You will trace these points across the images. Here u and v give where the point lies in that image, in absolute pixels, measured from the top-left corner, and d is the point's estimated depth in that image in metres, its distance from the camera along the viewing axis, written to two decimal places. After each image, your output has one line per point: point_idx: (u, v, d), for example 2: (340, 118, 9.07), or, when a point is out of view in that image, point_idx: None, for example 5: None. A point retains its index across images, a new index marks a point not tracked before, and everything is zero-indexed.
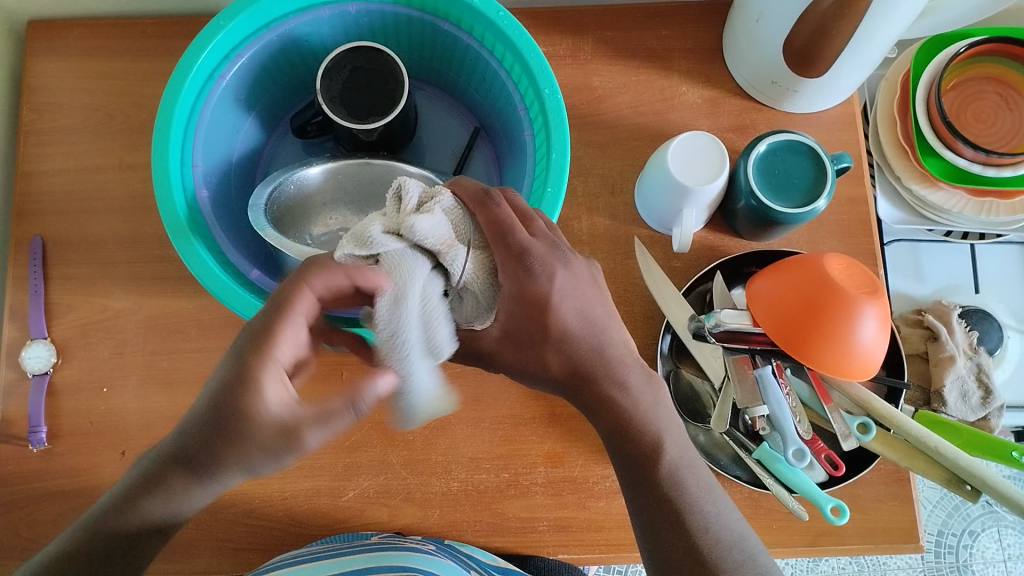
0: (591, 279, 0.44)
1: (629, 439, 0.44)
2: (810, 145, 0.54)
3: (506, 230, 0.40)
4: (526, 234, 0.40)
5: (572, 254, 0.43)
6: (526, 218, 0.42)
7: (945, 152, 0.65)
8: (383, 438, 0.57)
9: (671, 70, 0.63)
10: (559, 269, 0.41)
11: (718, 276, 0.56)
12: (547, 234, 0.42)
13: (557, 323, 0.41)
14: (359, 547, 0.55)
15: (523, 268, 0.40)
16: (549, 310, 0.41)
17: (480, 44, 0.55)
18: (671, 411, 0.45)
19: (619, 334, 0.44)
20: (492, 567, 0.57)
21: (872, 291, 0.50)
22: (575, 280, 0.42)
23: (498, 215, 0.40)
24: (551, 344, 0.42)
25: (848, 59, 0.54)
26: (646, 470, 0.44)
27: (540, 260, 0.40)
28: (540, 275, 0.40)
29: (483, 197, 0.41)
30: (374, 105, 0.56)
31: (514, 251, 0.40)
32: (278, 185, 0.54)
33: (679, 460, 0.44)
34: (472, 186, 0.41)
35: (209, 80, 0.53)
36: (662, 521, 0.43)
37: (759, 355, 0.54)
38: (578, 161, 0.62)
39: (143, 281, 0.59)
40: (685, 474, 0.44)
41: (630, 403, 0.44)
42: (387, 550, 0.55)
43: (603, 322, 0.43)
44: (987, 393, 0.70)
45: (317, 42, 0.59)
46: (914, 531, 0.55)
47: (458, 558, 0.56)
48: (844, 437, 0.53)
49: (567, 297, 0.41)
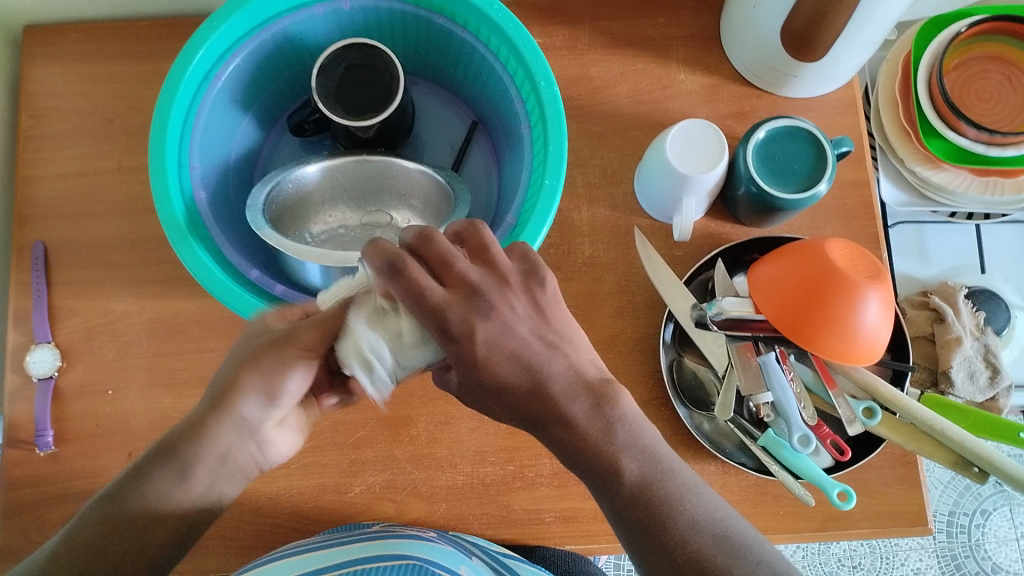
0: (532, 310, 0.39)
1: (590, 458, 0.40)
2: (809, 130, 0.54)
3: (420, 296, 0.36)
4: (439, 292, 0.37)
5: (502, 292, 0.38)
6: (447, 262, 0.38)
7: (946, 132, 0.65)
8: (388, 433, 0.57)
9: (669, 58, 0.63)
10: (481, 325, 0.37)
11: (720, 263, 0.56)
12: (469, 277, 0.38)
13: (493, 375, 0.38)
14: (357, 536, 0.53)
15: (443, 331, 0.37)
16: (482, 365, 0.38)
17: (474, 38, 0.55)
18: (632, 424, 0.41)
19: (564, 363, 0.40)
20: (495, 552, 0.56)
21: (873, 275, 0.50)
22: (502, 326, 0.38)
23: (411, 280, 0.36)
24: (492, 396, 0.39)
25: (846, 42, 0.53)
26: (614, 488, 0.41)
27: (458, 316, 0.37)
28: (457, 333, 0.37)
29: (391, 264, 0.37)
30: (370, 102, 0.56)
31: (433, 316, 0.37)
32: (276, 185, 0.53)
33: (648, 475, 0.41)
34: (381, 250, 0.37)
35: (205, 81, 0.53)
36: (646, 531, 0.41)
37: (761, 342, 0.53)
38: (576, 152, 0.61)
39: (145, 283, 0.60)
40: (665, 483, 0.41)
41: (581, 434, 0.40)
42: (384, 540, 0.52)
43: (546, 356, 0.39)
44: (995, 372, 0.70)
45: (313, 40, 0.59)
46: (922, 514, 0.55)
47: (459, 546, 0.54)
48: (850, 422, 0.53)
49: (496, 344, 0.38)
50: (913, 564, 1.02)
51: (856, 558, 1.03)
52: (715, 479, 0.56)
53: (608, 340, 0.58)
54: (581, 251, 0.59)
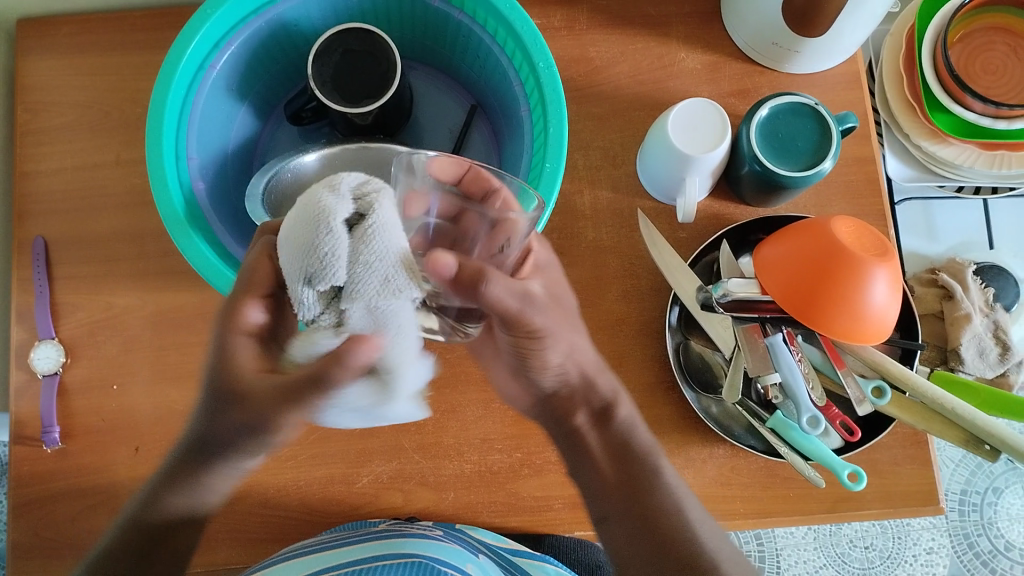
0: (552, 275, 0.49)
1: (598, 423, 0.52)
2: (814, 106, 0.53)
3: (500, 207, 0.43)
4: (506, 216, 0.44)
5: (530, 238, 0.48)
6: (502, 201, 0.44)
7: (953, 107, 0.64)
8: (394, 423, 0.56)
9: (669, 36, 0.62)
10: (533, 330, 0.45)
11: (725, 245, 0.55)
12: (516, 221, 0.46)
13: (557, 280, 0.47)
14: (365, 535, 0.53)
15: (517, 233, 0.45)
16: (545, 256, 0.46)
17: (471, 21, 0.54)
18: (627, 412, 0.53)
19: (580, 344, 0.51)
20: (502, 549, 0.56)
21: (880, 252, 0.49)
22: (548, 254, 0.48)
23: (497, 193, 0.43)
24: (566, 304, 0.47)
25: (849, 16, 0.53)
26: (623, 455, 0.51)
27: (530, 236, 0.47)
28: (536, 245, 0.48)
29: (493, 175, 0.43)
30: (367, 88, 0.55)
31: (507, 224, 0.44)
32: (274, 174, 0.53)
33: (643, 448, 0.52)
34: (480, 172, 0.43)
35: (199, 70, 0.52)
36: (637, 502, 0.50)
37: (769, 323, 0.53)
38: (577, 135, 0.61)
39: (146, 277, 0.59)
40: (655, 460, 0.51)
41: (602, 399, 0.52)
42: (391, 539, 0.52)
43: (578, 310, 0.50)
44: (1004, 349, 0.69)
45: (307, 26, 0.58)
46: (934, 493, 0.55)
47: (466, 543, 0.54)
48: (859, 402, 0.52)
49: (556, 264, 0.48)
50: (925, 542, 1.02)
51: (868, 538, 1.03)
52: (724, 461, 0.55)
53: (614, 324, 0.57)
54: (584, 235, 0.59)
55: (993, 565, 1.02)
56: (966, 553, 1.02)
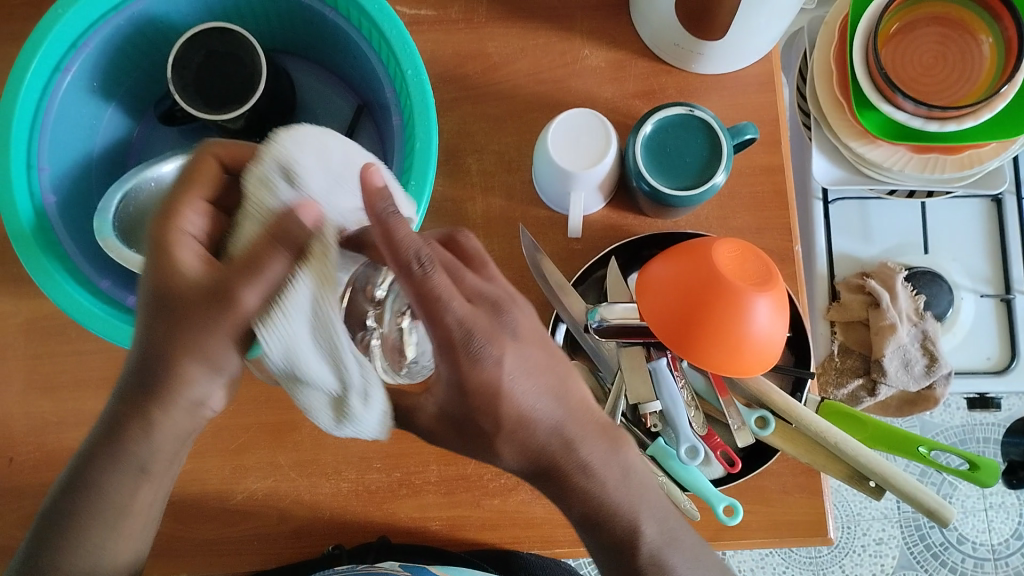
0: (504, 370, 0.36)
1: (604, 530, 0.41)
2: (705, 119, 0.50)
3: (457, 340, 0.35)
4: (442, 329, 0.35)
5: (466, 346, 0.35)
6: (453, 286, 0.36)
7: (883, 106, 0.59)
8: (270, 440, 0.54)
9: (573, 32, 0.58)
10: (508, 341, 0.36)
11: (612, 263, 0.52)
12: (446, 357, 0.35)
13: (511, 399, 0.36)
14: None
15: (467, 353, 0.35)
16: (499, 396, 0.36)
17: (345, 21, 0.51)
18: (643, 476, 0.42)
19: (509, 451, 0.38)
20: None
21: (762, 281, 0.46)
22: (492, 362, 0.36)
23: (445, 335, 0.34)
24: (502, 437, 0.37)
25: (745, 18, 0.49)
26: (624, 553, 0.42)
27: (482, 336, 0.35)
28: (488, 359, 0.35)
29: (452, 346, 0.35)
30: (231, 91, 0.51)
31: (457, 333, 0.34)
32: (131, 189, 0.49)
33: (661, 540, 0.42)
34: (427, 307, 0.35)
35: (53, 74, 0.49)
36: None
37: (653, 346, 0.51)
38: (471, 138, 0.57)
39: (9, 282, 0.55)
40: (669, 552, 0.42)
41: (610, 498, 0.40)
42: None
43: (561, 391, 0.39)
44: (932, 360, 0.68)
45: (177, 20, 0.55)
46: (823, 524, 0.52)
47: None
48: (739, 431, 0.50)
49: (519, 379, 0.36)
50: (875, 533, 0.99)
51: None
52: None
53: None
54: None
55: (944, 558, 0.99)
56: (916, 545, 0.99)
